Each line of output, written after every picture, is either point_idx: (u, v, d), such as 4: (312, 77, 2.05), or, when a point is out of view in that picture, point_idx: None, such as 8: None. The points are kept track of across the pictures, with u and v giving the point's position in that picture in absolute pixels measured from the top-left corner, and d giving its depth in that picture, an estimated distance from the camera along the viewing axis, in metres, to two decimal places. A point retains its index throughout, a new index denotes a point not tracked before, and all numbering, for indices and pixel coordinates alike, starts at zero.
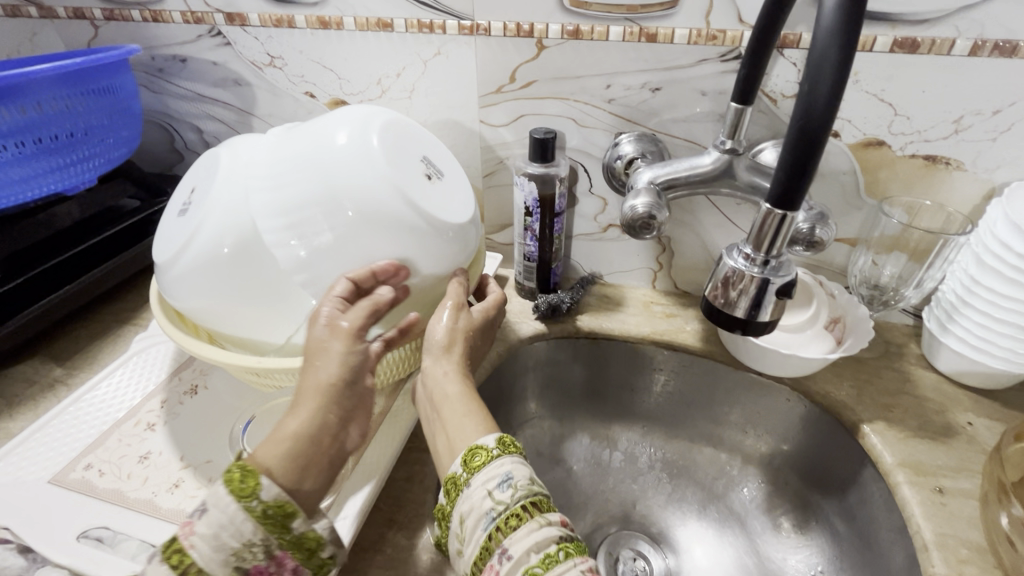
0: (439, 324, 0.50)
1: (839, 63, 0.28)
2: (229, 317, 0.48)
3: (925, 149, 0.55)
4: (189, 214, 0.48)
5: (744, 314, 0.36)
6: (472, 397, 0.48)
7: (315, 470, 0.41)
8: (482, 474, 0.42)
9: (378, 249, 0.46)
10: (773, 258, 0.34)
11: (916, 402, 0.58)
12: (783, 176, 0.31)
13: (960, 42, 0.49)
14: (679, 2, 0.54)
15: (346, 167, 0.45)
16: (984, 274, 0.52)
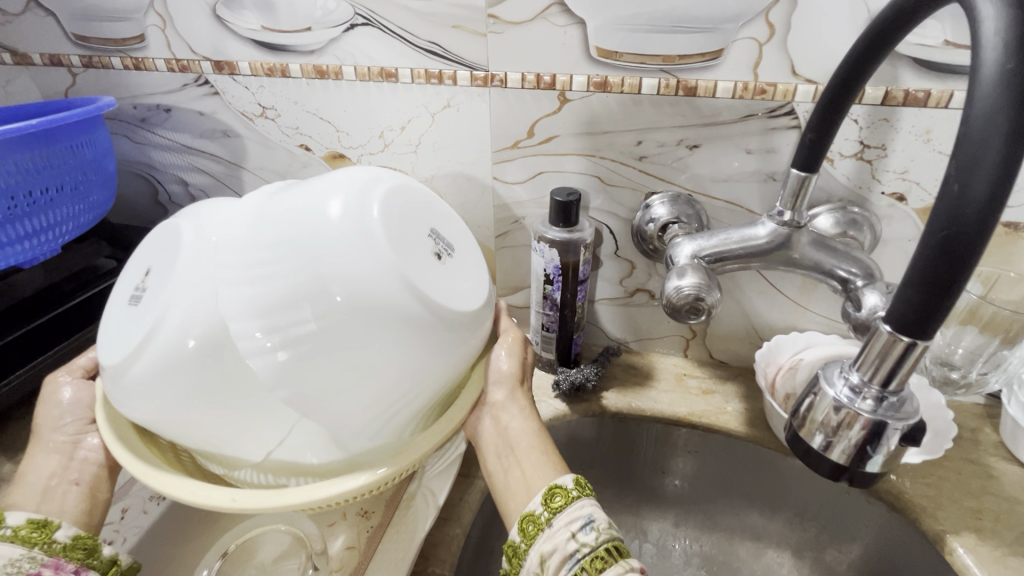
0: (510, 353, 0.47)
1: (1006, 158, 0.21)
2: (194, 435, 0.37)
3: (1006, 216, 0.48)
4: (141, 305, 0.37)
5: (846, 461, 0.29)
6: (545, 436, 0.46)
7: (58, 493, 0.42)
8: (564, 512, 0.39)
9: (382, 350, 0.35)
10: (891, 393, 0.27)
11: (1005, 506, 0.50)
12: (916, 297, 0.23)
13: None
14: (722, 52, 0.47)
15: (341, 245, 0.35)
16: None
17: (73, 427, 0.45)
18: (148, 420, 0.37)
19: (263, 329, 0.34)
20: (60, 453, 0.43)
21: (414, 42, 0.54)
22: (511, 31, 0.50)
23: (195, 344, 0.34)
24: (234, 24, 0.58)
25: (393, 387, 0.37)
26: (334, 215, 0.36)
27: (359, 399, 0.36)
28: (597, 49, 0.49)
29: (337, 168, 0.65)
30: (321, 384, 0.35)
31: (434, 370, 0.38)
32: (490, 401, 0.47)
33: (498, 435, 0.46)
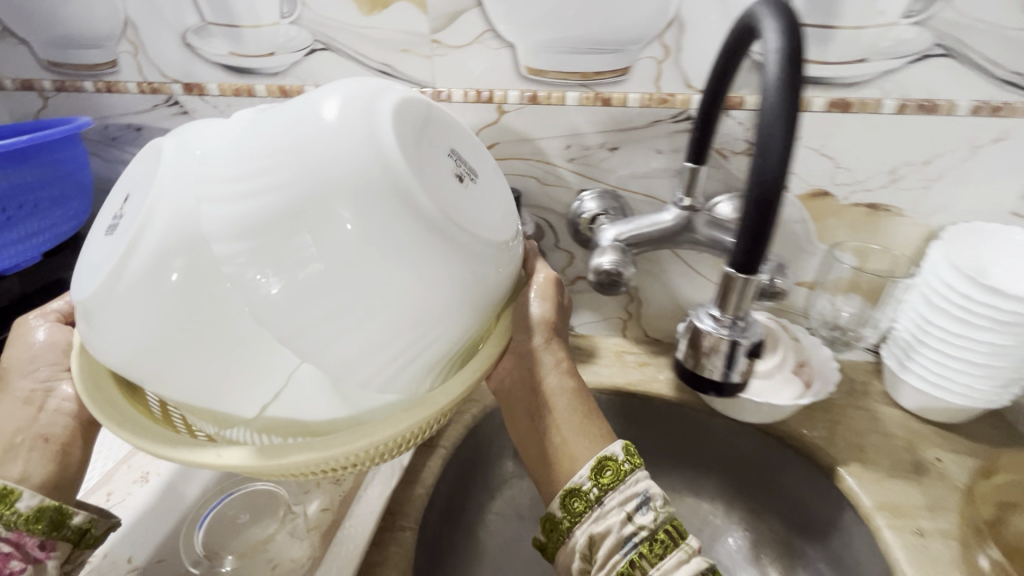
0: (543, 299, 0.49)
1: (786, 142, 0.30)
2: (178, 381, 0.36)
3: (867, 198, 0.59)
4: (117, 231, 0.36)
5: (719, 378, 0.37)
6: (583, 397, 0.49)
7: (22, 453, 0.44)
8: (619, 492, 0.44)
9: (387, 281, 0.33)
10: (740, 319, 0.36)
11: (886, 440, 0.59)
12: (745, 245, 0.32)
13: (887, 102, 0.53)
14: (630, 70, 0.56)
15: (339, 168, 0.33)
16: (934, 313, 0.55)
17: (45, 373, 0.48)
18: (125, 364, 0.35)
19: (251, 258, 0.32)
20: (33, 402, 0.46)
21: (367, 64, 0.61)
22: (453, 53, 0.58)
23: (178, 277, 0.33)
24: (203, 50, 0.64)
25: (398, 326, 0.34)
26: (329, 132, 0.34)
27: (359, 338, 0.34)
28: (527, 68, 0.58)
29: None
30: (319, 315, 0.33)
31: (448, 309, 0.36)
32: (523, 351, 0.49)
33: (528, 386, 0.48)
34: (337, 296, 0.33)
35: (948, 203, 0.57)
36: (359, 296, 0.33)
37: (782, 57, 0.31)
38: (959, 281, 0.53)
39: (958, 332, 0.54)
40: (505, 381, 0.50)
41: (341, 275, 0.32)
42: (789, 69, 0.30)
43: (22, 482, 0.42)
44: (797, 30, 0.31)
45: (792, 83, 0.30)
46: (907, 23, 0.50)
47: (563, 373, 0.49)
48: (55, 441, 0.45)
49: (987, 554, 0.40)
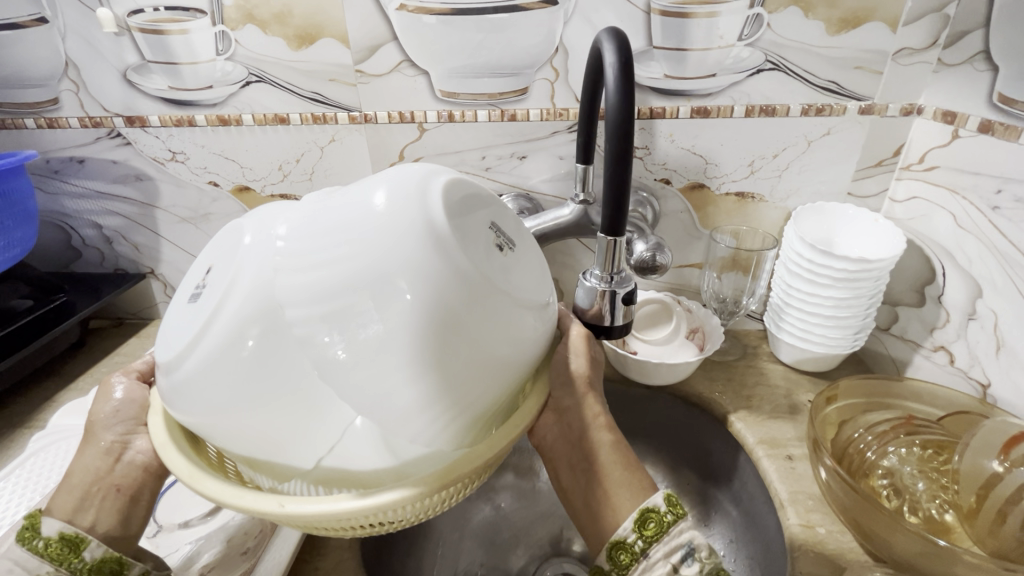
0: (576, 353, 0.47)
1: (626, 130, 0.41)
2: (250, 438, 0.36)
3: (735, 188, 0.71)
4: (200, 302, 0.37)
5: (608, 321, 0.50)
6: (625, 452, 0.46)
7: (97, 499, 0.45)
8: (663, 543, 0.41)
9: (445, 346, 0.33)
10: (616, 274, 0.48)
11: (769, 390, 0.69)
12: (609, 213, 0.44)
13: (736, 107, 0.65)
14: (528, 89, 0.66)
15: (401, 241, 0.33)
16: (793, 279, 0.67)
17: (121, 427, 0.48)
18: (205, 420, 0.36)
19: (321, 324, 0.32)
20: (109, 454, 0.46)
21: (299, 93, 0.68)
22: (375, 81, 0.67)
23: (255, 344, 0.33)
24: (143, 85, 0.69)
25: (452, 391, 0.33)
26: (392, 209, 0.34)
27: (415, 402, 0.33)
28: (441, 91, 0.67)
29: (245, 199, 0.77)
30: (378, 381, 0.32)
31: (491, 369, 0.36)
32: (562, 407, 0.47)
33: (569, 438, 0.47)
34: (393, 359, 0.32)
35: (798, 188, 0.70)
36: (411, 358, 0.32)
37: (617, 67, 0.42)
38: (804, 249, 0.64)
39: (811, 290, 0.65)
40: (547, 435, 0.49)
41: (400, 341, 0.32)
42: (623, 75, 0.41)
43: (90, 531, 0.43)
44: (628, 45, 0.43)
45: (626, 86, 0.41)
46: (742, 44, 0.62)
47: (598, 423, 0.47)
48: (126, 490, 0.45)
49: (823, 464, 0.49)
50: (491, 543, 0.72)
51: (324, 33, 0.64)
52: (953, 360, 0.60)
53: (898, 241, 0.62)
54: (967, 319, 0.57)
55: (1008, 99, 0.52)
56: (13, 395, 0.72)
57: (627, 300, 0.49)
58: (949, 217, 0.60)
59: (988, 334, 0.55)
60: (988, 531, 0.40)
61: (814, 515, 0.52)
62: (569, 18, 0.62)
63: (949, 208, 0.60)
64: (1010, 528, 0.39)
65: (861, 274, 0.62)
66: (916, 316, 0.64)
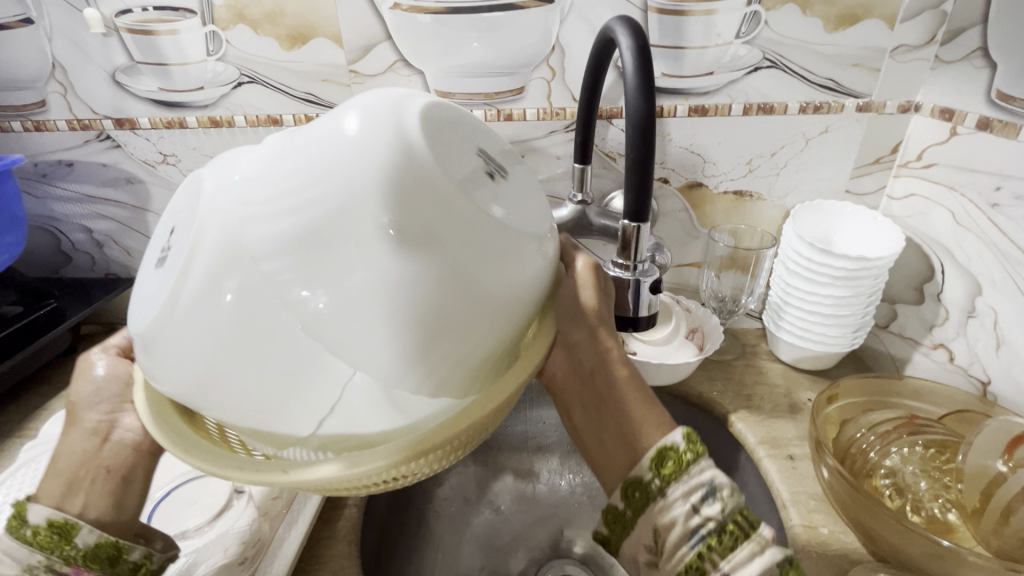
0: (582, 287, 0.42)
1: (648, 111, 0.40)
2: (234, 402, 0.33)
3: (733, 186, 0.70)
4: (169, 264, 0.34)
5: (632, 312, 0.48)
6: (638, 387, 0.43)
7: (86, 482, 0.43)
8: (683, 482, 0.38)
9: (440, 279, 0.30)
10: (640, 264, 0.47)
11: (768, 389, 0.69)
12: (633, 196, 0.43)
13: (734, 106, 0.65)
14: (524, 89, 0.66)
15: (377, 166, 0.30)
16: (792, 277, 0.67)
17: (105, 406, 0.46)
18: (188, 389, 0.34)
19: (297, 272, 0.29)
20: (96, 433, 0.44)
21: (292, 93, 0.67)
22: (369, 81, 0.66)
23: (232, 298, 0.30)
24: (132, 87, 0.68)
25: (450, 333, 0.31)
26: (366, 133, 0.31)
27: (413, 345, 0.29)
28: (436, 90, 0.66)
29: None
30: (367, 323, 0.29)
31: (491, 307, 0.33)
32: (571, 343, 0.43)
33: (579, 375, 0.44)
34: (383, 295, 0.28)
35: (796, 186, 0.70)
36: (402, 294, 0.29)
37: (633, 49, 0.42)
38: (803, 247, 0.64)
39: (810, 289, 0.65)
40: (556, 373, 0.45)
41: (389, 275, 0.28)
42: (641, 55, 0.41)
43: (82, 516, 0.42)
44: (641, 30, 0.43)
45: (644, 66, 0.41)
46: (739, 42, 0.61)
47: (610, 360, 0.43)
48: (116, 471, 0.43)
49: (826, 464, 0.49)
50: (491, 546, 0.71)
51: (316, 32, 0.63)
52: (953, 358, 0.60)
53: (896, 240, 0.62)
54: (967, 317, 0.57)
55: (1007, 96, 0.52)
56: (4, 404, 0.71)
57: (655, 290, 0.48)
58: (947, 214, 0.60)
59: (988, 331, 0.55)
60: (993, 532, 0.40)
61: (817, 515, 0.52)
62: (565, 17, 0.62)
63: (947, 205, 0.60)
64: (1014, 529, 0.39)
65: (860, 272, 0.61)
66: (915, 313, 0.64)
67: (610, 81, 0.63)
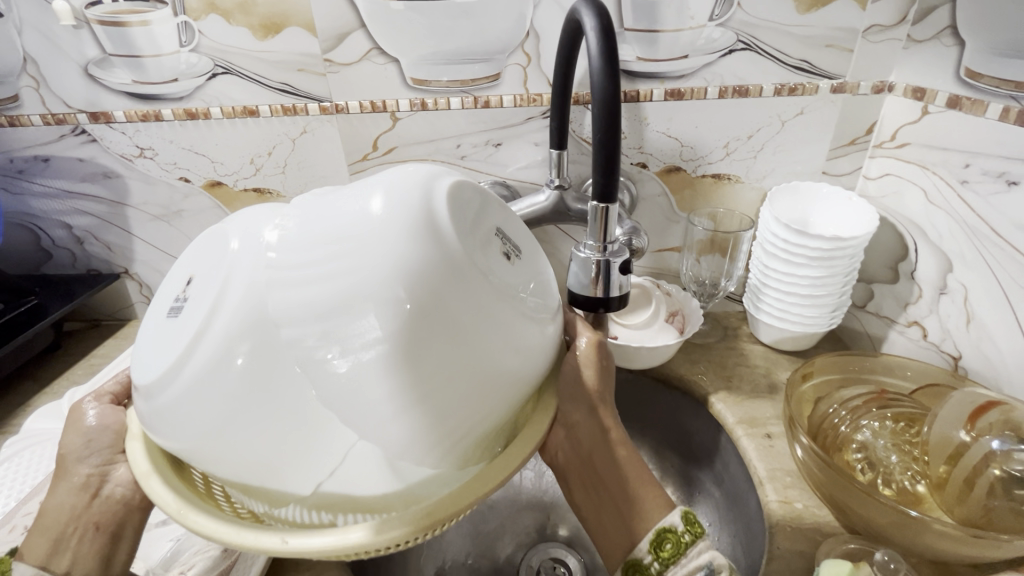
0: (585, 365, 0.45)
1: (612, 91, 0.40)
2: (244, 460, 0.35)
3: (711, 170, 0.71)
4: (185, 317, 0.35)
5: (603, 294, 0.48)
6: (638, 467, 0.45)
7: (74, 540, 0.44)
8: (681, 566, 0.40)
9: (448, 366, 0.30)
10: (609, 245, 0.47)
11: (748, 370, 0.70)
12: (600, 179, 0.43)
13: (710, 89, 0.65)
14: (500, 75, 0.66)
15: (400, 248, 0.29)
16: (770, 259, 0.67)
17: (97, 460, 0.46)
18: (197, 445, 0.34)
19: (320, 341, 0.29)
20: (86, 490, 0.45)
21: (267, 84, 0.67)
22: (345, 70, 0.66)
23: (246, 362, 0.32)
24: (106, 80, 0.68)
25: (454, 412, 0.31)
26: (389, 213, 0.30)
27: (423, 419, 0.30)
28: (412, 79, 0.66)
29: (217, 194, 0.76)
30: (377, 411, 0.29)
31: (497, 388, 0.33)
32: (571, 421, 0.46)
33: (579, 453, 0.47)
34: (391, 383, 0.29)
35: (774, 168, 0.70)
36: (412, 381, 0.29)
37: (598, 31, 0.42)
38: (780, 230, 0.64)
39: (788, 270, 0.65)
40: (559, 449, 0.48)
41: (400, 363, 0.29)
42: (605, 37, 0.41)
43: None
44: (606, 11, 0.43)
45: (609, 47, 0.41)
46: (713, 24, 0.62)
47: (609, 438, 0.46)
48: (105, 529, 0.45)
49: (799, 442, 0.49)
50: (478, 532, 0.72)
51: (289, 22, 0.63)
52: (926, 334, 0.61)
53: (870, 219, 0.63)
54: (939, 294, 0.58)
55: (976, 74, 0.52)
56: None
57: (621, 273, 0.48)
58: (920, 192, 0.60)
59: (959, 307, 0.56)
60: (957, 500, 0.41)
61: (791, 491, 0.52)
62: (539, 2, 0.61)
63: (920, 183, 0.60)
64: (978, 496, 0.40)
65: (836, 253, 0.62)
66: (890, 292, 0.65)
67: (583, 65, 0.63)
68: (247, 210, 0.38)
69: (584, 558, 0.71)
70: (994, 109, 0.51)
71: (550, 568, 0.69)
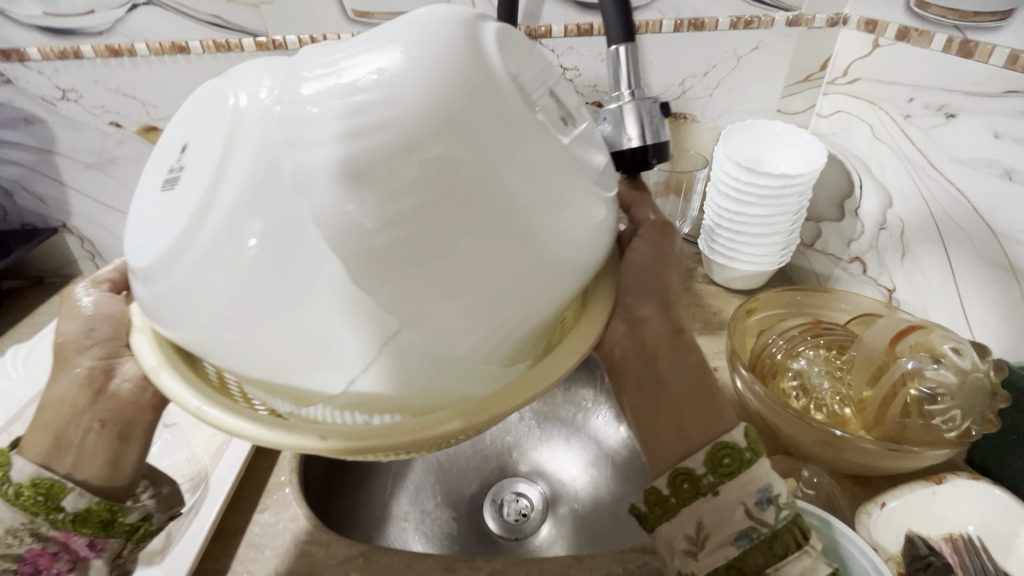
0: (653, 254, 0.42)
1: None
2: (260, 357, 0.31)
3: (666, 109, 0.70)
4: (186, 192, 0.30)
5: (639, 139, 0.41)
6: (706, 376, 0.39)
7: (77, 436, 0.39)
8: (737, 481, 0.35)
9: (491, 248, 0.27)
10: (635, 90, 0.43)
11: (701, 309, 0.72)
12: (619, 29, 0.44)
13: (665, 22, 0.63)
14: None
15: (431, 105, 0.25)
16: (723, 199, 0.68)
17: (98, 350, 0.42)
18: (216, 337, 0.31)
19: (343, 201, 0.24)
20: (91, 384, 0.41)
21: (195, 17, 0.62)
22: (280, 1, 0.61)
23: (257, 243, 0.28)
24: (13, 12, 0.62)
25: (499, 294, 0.28)
26: (416, 62, 0.26)
27: (461, 297, 0.27)
28: (354, 11, 0.62)
29: (153, 140, 0.72)
30: (415, 298, 0.26)
31: (546, 275, 0.30)
32: (636, 317, 0.41)
33: (641, 354, 0.40)
34: (430, 264, 0.26)
35: (728, 107, 0.70)
36: (452, 266, 0.26)
37: None
38: (732, 169, 0.64)
39: (739, 210, 0.66)
40: (616, 348, 0.41)
41: (439, 230, 0.26)
42: None
43: (71, 476, 0.39)
44: None
45: None
46: None
47: (678, 341, 0.40)
48: (112, 426, 0.40)
49: (740, 375, 0.51)
50: (442, 472, 0.74)
51: None
52: (866, 269, 0.63)
53: (818, 156, 0.63)
54: (879, 229, 0.60)
55: (924, 4, 0.51)
56: None
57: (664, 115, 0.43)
58: (867, 129, 0.61)
59: (896, 241, 0.58)
60: (875, 419, 0.43)
61: None
62: None
63: (867, 120, 0.61)
64: (893, 414, 0.42)
65: (784, 190, 0.63)
66: (836, 229, 0.66)
67: None
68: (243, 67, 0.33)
69: (543, 488, 0.74)
70: (938, 40, 0.50)
71: (512, 500, 0.73)
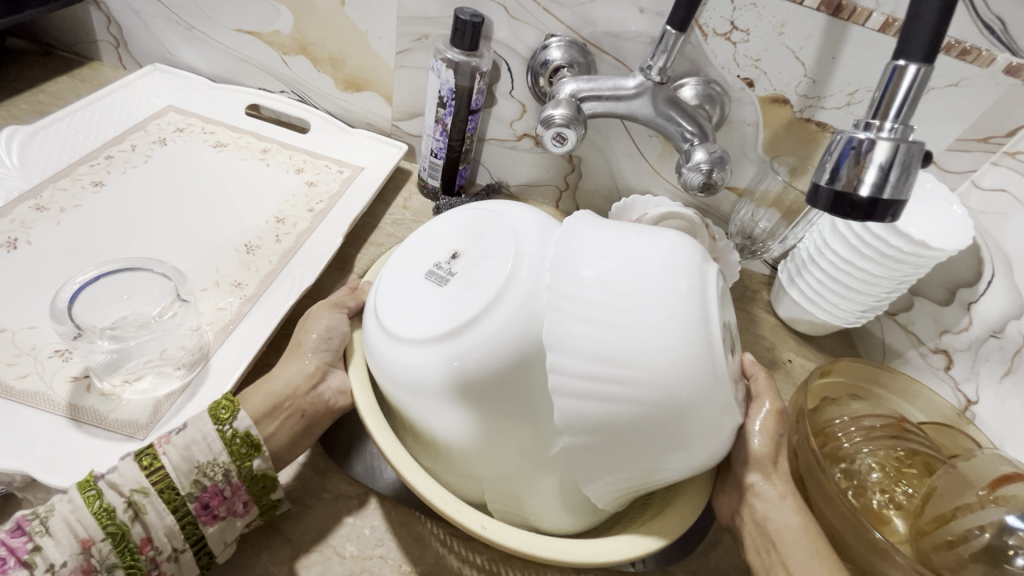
0: (755, 433, 0.42)
1: None
2: (438, 429, 0.38)
3: (820, 116, 0.58)
4: (442, 294, 0.38)
5: (869, 195, 0.31)
6: (821, 538, 0.40)
7: (286, 416, 0.42)
8: None
9: (647, 445, 0.33)
10: (901, 128, 0.32)
11: (756, 338, 0.67)
12: (928, 34, 0.30)
13: (875, 15, 0.51)
14: None
15: (659, 330, 0.32)
16: (834, 239, 0.59)
17: (333, 355, 0.45)
18: (413, 400, 0.38)
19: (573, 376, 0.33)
20: (311, 378, 0.43)
21: None
22: None
23: (460, 363, 0.36)
24: None
25: (645, 466, 0.34)
26: (666, 291, 0.32)
27: (619, 463, 0.34)
28: None
29: None
30: (581, 447, 0.34)
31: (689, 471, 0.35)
32: (745, 484, 0.43)
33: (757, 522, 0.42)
34: (601, 434, 0.33)
35: None
36: (614, 443, 0.33)
37: None
38: None
39: (847, 258, 0.58)
40: (727, 510, 0.45)
41: (620, 418, 0.32)
42: None
43: (267, 442, 0.40)
44: None
45: None
46: None
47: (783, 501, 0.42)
48: (308, 419, 0.42)
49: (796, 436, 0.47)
50: None
51: None
52: (950, 367, 0.58)
53: (965, 234, 0.54)
54: (989, 335, 0.54)
55: None
56: None
57: (919, 168, 0.32)
58: None
59: (1004, 356, 0.53)
60: (933, 547, 0.40)
61: None
62: None
63: None
64: (956, 551, 0.38)
65: (906, 259, 0.54)
66: (932, 312, 0.61)
67: None
68: (524, 213, 0.41)
69: None
70: None
71: None
